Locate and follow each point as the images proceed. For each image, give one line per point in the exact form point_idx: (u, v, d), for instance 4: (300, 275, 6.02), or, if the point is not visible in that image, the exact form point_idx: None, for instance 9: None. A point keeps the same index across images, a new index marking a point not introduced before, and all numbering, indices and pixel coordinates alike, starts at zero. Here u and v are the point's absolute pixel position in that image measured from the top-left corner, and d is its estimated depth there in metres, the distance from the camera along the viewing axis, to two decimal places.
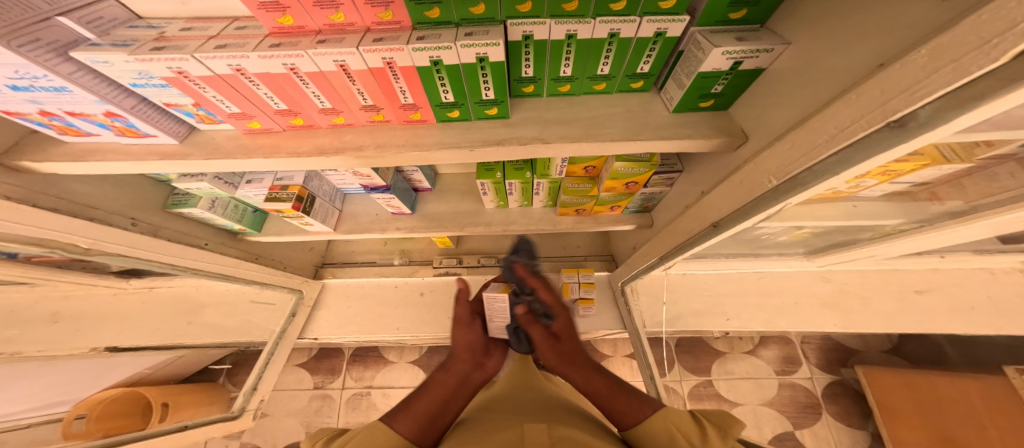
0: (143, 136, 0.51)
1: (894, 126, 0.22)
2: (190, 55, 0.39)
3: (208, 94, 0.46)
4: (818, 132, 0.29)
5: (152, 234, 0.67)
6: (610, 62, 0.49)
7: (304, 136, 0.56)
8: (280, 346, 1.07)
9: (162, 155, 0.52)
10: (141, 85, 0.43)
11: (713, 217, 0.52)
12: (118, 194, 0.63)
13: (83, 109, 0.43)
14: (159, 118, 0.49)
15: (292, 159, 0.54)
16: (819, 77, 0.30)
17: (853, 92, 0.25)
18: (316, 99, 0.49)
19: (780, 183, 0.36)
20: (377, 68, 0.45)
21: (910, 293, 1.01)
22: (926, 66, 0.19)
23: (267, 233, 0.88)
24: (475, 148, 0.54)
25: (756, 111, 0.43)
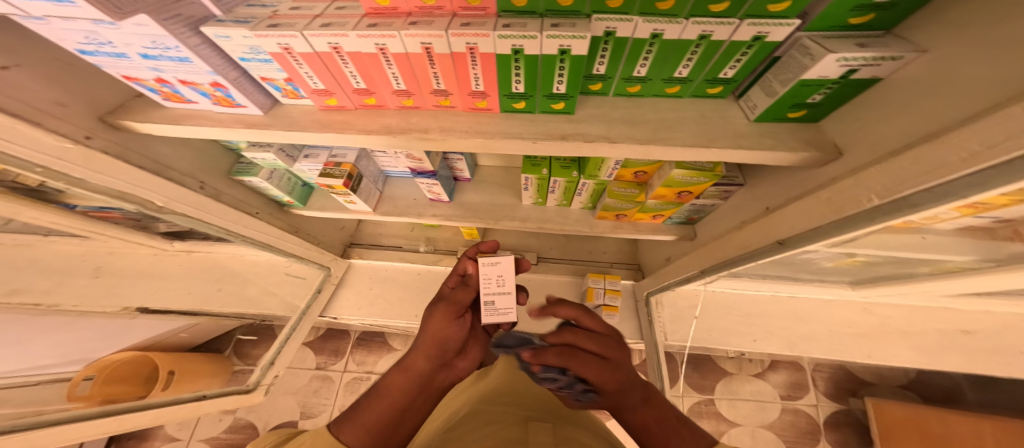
0: (236, 107, 0.53)
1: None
2: (299, 31, 0.42)
3: (302, 71, 0.48)
4: (952, 150, 0.27)
5: (215, 198, 0.70)
6: (691, 65, 0.48)
7: (373, 116, 0.56)
8: (303, 323, 1.11)
9: (248, 124, 0.54)
10: (248, 59, 0.47)
11: (778, 234, 0.51)
12: (193, 157, 0.66)
13: (194, 78, 0.46)
14: (252, 90, 0.52)
15: (360, 136, 0.55)
16: (973, 89, 0.28)
17: (1004, 111, 0.24)
18: (394, 80, 0.50)
19: (883, 203, 0.35)
20: (459, 54, 0.45)
21: (957, 334, 0.96)
22: None
23: (311, 208, 0.90)
24: (538, 141, 0.53)
25: (862, 125, 0.41)
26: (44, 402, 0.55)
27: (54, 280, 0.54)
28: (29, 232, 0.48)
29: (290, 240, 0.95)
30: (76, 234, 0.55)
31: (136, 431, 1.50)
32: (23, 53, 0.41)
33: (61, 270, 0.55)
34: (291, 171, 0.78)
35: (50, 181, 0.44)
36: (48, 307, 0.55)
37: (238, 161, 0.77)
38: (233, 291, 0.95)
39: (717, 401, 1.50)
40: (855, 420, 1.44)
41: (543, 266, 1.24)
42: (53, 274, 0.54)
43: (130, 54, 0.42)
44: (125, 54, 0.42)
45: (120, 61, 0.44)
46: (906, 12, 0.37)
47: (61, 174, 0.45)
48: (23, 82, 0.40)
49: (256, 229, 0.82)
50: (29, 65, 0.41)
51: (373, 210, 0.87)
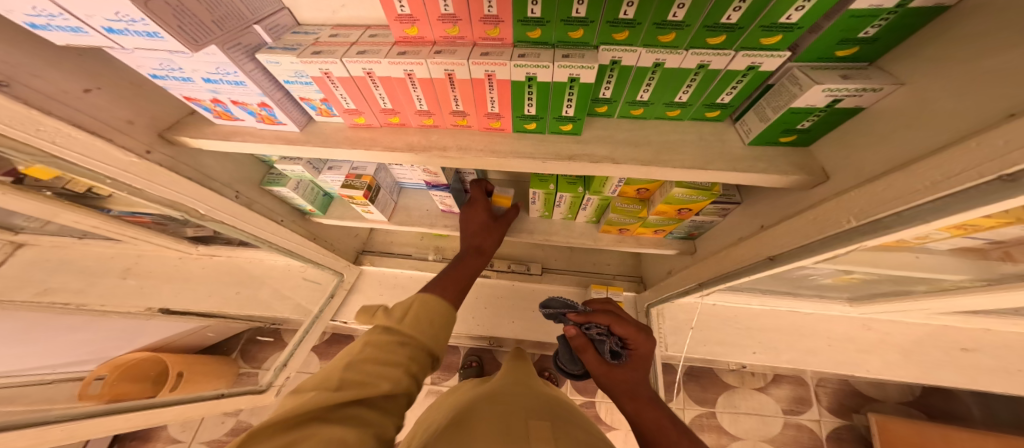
0: (276, 124, 0.59)
1: (1006, 181, 0.24)
2: (339, 58, 0.47)
3: (338, 93, 0.53)
4: (922, 178, 0.31)
5: (248, 206, 0.75)
6: (690, 91, 0.53)
7: (397, 133, 0.61)
8: (315, 326, 1.15)
9: (284, 140, 0.60)
10: (292, 82, 0.52)
11: (770, 250, 0.55)
12: (231, 169, 0.71)
13: (245, 99, 0.52)
14: (292, 109, 0.57)
15: (385, 152, 0.60)
16: (942, 123, 0.32)
17: (974, 140, 0.27)
18: (417, 102, 0.55)
19: (860, 225, 0.38)
20: (478, 79, 0.50)
21: (956, 350, 0.98)
22: None
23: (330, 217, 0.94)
24: (548, 160, 0.57)
25: (846, 151, 0.45)
26: (56, 400, 0.56)
27: (87, 280, 0.60)
28: (65, 235, 0.54)
29: (308, 246, 0.99)
30: (111, 238, 0.60)
31: (141, 432, 1.52)
32: (105, 78, 0.47)
33: (93, 271, 0.61)
34: (315, 182, 0.83)
35: (109, 189, 0.49)
36: (75, 306, 0.59)
37: (268, 171, 0.83)
38: (248, 295, 0.98)
39: (719, 414, 1.49)
40: (860, 438, 1.42)
41: (547, 276, 1.28)
42: (78, 274, 0.59)
43: (194, 78, 0.48)
44: (190, 78, 0.48)
45: (184, 84, 0.50)
46: (884, 48, 0.42)
47: (123, 184, 0.50)
48: (101, 102, 0.46)
49: (279, 235, 0.86)
50: (108, 88, 0.48)
51: (388, 220, 0.91)
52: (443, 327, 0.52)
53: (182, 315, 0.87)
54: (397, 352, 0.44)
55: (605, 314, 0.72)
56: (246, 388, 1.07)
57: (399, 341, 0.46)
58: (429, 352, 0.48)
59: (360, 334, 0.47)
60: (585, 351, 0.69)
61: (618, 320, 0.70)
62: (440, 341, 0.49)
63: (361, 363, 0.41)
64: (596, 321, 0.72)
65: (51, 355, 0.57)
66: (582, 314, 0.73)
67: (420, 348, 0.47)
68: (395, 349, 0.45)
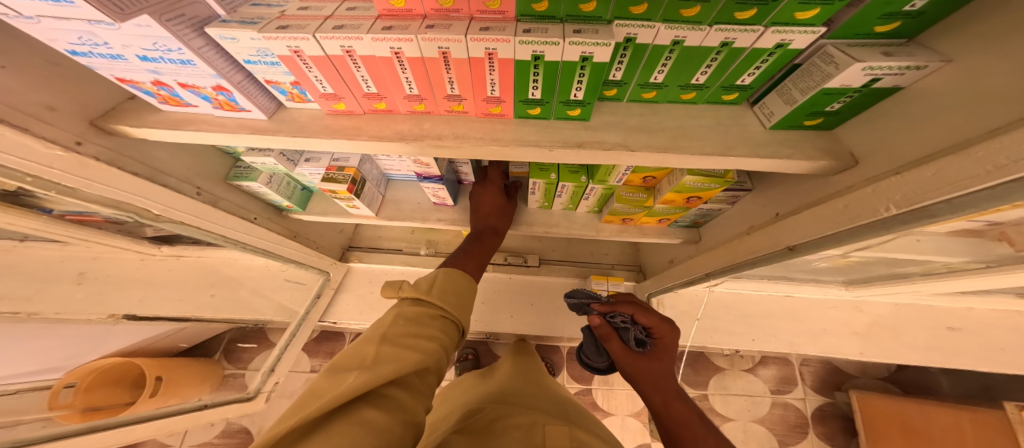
0: (239, 111, 0.51)
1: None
2: (311, 34, 0.39)
3: (312, 75, 0.45)
4: (976, 163, 0.27)
5: (213, 204, 0.67)
6: (709, 72, 0.48)
7: (383, 121, 0.54)
8: (303, 328, 1.09)
9: (253, 129, 0.52)
10: (254, 61, 0.44)
11: (789, 241, 0.53)
12: (190, 161, 0.63)
13: (196, 82, 0.44)
14: (256, 93, 0.50)
15: (372, 142, 0.52)
16: (991, 103, 0.28)
17: None
18: (406, 85, 0.47)
19: (900, 213, 0.35)
20: (476, 59, 0.43)
21: (942, 330, 1.01)
22: None
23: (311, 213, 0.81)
24: (556, 149, 0.52)
25: (880, 134, 0.42)
26: (24, 411, 0.53)
27: (36, 287, 0.50)
28: (6, 238, 0.43)
29: (289, 245, 0.91)
30: (55, 240, 0.49)
31: None
32: (13, 56, 0.38)
33: (43, 276, 0.50)
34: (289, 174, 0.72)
35: (34, 189, 0.41)
36: (27, 315, 0.50)
37: (235, 164, 0.75)
38: (225, 297, 0.91)
39: (710, 396, 1.53)
40: (841, 412, 1.49)
41: (545, 268, 1.25)
42: (34, 280, 0.49)
43: (126, 56, 0.39)
44: (121, 55, 0.39)
45: (115, 63, 0.41)
46: (927, 23, 0.38)
47: (51, 183, 0.42)
48: (10, 84, 0.37)
49: (253, 235, 0.78)
50: (16, 67, 0.38)
51: (377, 215, 0.83)
52: (468, 298, 0.55)
53: (157, 320, 0.80)
54: (430, 325, 0.46)
55: (629, 304, 0.70)
56: (233, 397, 1.01)
57: (430, 314, 0.48)
58: (455, 324, 0.50)
59: (388, 308, 0.47)
60: (610, 340, 0.69)
61: (643, 310, 0.68)
62: (465, 313, 0.52)
63: (400, 335, 0.42)
64: (622, 311, 0.70)
65: (15, 365, 0.52)
66: (605, 305, 0.71)
67: (449, 320, 0.49)
68: (429, 322, 0.46)
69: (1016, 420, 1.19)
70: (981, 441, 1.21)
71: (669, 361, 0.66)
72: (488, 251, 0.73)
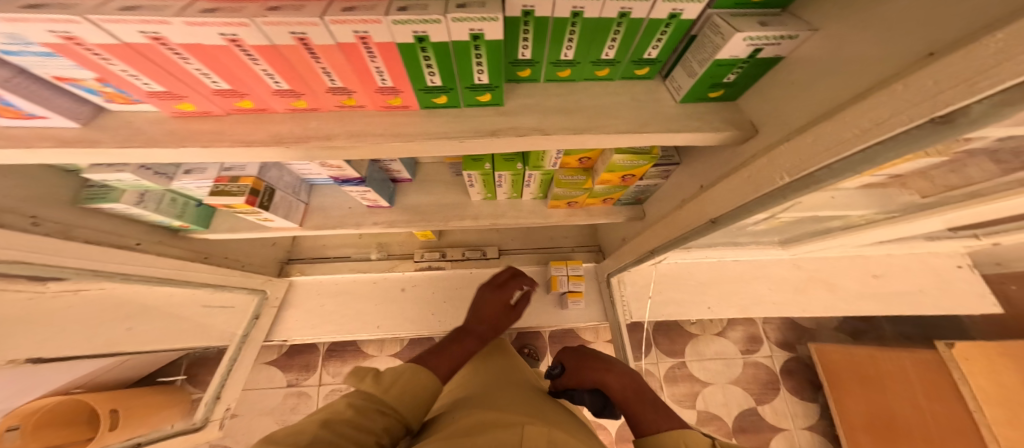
0: (27, 117, 0.37)
1: (939, 124, 0.21)
2: (81, 16, 0.26)
3: (117, 69, 0.33)
4: (848, 126, 0.28)
5: (63, 234, 0.51)
6: (616, 46, 0.46)
7: (256, 124, 0.42)
8: (244, 350, 0.99)
9: (59, 142, 0.38)
10: (17, 52, 0.31)
11: (712, 214, 0.54)
12: (13, 185, 0.46)
13: None
14: (47, 95, 0.36)
15: (235, 149, 0.41)
16: (856, 68, 0.29)
17: (896, 84, 0.24)
18: (269, 80, 0.37)
19: (794, 181, 0.36)
20: (348, 44, 0.35)
21: (869, 277, 1.14)
22: (994, 56, 0.17)
23: (216, 230, 0.71)
24: (466, 139, 0.47)
25: (771, 102, 0.42)
26: None
27: None
28: None
29: (198, 269, 0.78)
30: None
31: None
32: None
33: None
34: (173, 190, 0.59)
35: None
36: None
37: (87, 183, 0.58)
38: None
39: (688, 363, 1.61)
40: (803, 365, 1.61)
41: (505, 259, 1.23)
42: None
43: None
44: None
45: None
46: None
47: None
48: None
49: (141, 265, 0.64)
50: None
51: (301, 225, 0.75)
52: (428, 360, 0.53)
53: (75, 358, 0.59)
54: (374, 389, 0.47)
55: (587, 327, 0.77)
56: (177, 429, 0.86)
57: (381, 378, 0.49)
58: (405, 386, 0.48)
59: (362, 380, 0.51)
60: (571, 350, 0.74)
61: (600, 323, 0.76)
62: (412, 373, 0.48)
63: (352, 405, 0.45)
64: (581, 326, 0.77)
65: None
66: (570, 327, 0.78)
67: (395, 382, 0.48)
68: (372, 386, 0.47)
69: (948, 357, 1.20)
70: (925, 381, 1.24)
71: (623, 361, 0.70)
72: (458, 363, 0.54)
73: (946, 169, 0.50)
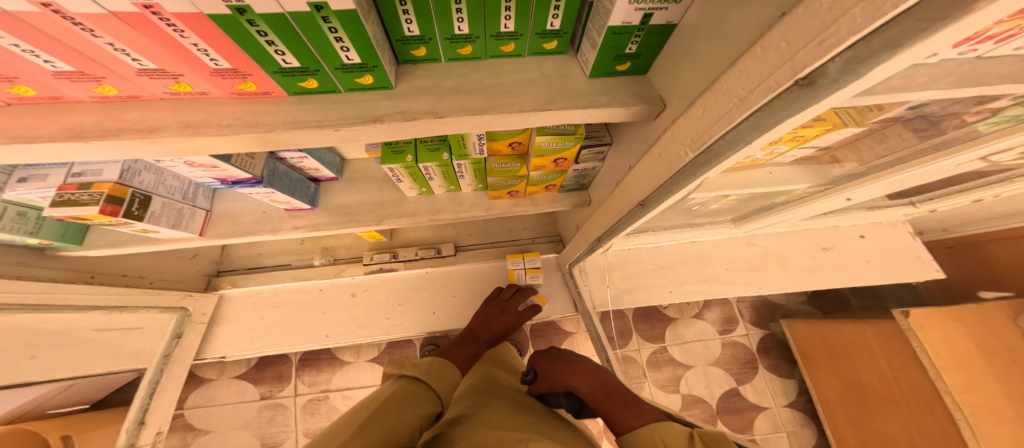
0: None
1: (804, 86, 0.21)
2: None
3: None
4: (725, 97, 0.27)
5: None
6: (512, 16, 0.41)
7: (48, 114, 0.33)
8: (169, 371, 0.88)
9: None
10: None
11: (640, 196, 0.50)
12: None
13: None
14: None
15: (21, 146, 0.31)
16: (728, 33, 0.27)
17: (756, 47, 0.22)
18: (34, 57, 0.28)
19: (697, 156, 0.34)
20: (128, 14, 0.26)
21: (819, 251, 1.15)
22: (832, 7, 0.16)
23: (92, 247, 0.61)
24: (343, 128, 0.41)
25: (672, 74, 0.38)
26: None
27: None
28: None
29: (83, 288, 0.68)
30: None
31: None
32: None
33: None
34: (13, 200, 0.50)
35: None
36: None
37: None
38: None
39: (669, 348, 1.61)
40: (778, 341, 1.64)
41: (462, 256, 1.17)
42: None
43: None
44: None
45: None
46: None
47: None
48: None
49: (5, 289, 0.54)
50: None
51: (201, 235, 0.67)
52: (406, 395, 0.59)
53: None
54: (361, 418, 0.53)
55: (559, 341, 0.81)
56: None
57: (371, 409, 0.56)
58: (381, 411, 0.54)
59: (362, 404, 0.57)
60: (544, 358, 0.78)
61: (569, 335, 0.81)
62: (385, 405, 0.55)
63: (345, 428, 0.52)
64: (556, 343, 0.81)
65: None
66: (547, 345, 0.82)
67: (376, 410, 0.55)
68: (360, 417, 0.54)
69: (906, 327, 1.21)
70: (889, 354, 1.24)
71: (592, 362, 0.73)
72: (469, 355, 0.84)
73: (864, 129, 0.49)
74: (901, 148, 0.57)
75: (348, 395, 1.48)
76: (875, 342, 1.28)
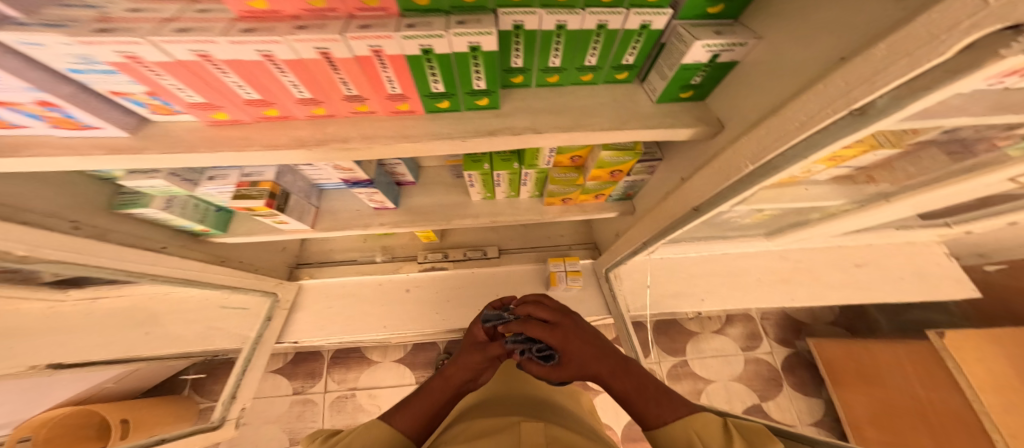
0: (85, 129, 0.40)
1: (857, 114, 0.30)
2: (144, 38, 0.31)
3: (166, 83, 0.37)
4: (789, 120, 0.37)
5: (99, 238, 0.54)
6: (597, 53, 0.52)
7: (279, 129, 0.49)
8: (258, 353, 1.01)
9: (112, 150, 0.42)
10: (81, 70, 0.34)
11: (695, 202, 0.60)
12: (57, 194, 0.50)
13: (5, 96, 0.32)
14: (103, 106, 0.39)
15: (267, 152, 0.47)
16: (791, 71, 0.37)
17: (821, 83, 0.32)
18: (294, 89, 0.43)
19: (756, 167, 0.44)
20: (364, 57, 0.41)
21: (853, 266, 1.20)
22: (884, 59, 0.25)
23: (233, 234, 0.76)
24: (468, 138, 0.53)
25: (733, 101, 0.49)
26: None
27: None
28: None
29: (216, 271, 0.83)
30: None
31: None
32: None
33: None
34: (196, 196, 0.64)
35: None
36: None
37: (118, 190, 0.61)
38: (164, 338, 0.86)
39: (689, 361, 1.63)
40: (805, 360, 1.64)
41: (506, 258, 1.27)
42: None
43: None
44: None
45: None
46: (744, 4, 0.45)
47: None
48: None
49: (169, 266, 0.69)
50: None
51: (313, 227, 0.80)
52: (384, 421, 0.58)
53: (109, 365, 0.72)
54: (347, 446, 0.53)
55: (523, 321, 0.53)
56: (195, 427, 0.88)
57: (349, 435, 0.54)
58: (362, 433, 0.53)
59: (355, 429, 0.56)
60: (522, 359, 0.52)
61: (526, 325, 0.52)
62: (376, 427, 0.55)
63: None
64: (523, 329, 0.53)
65: None
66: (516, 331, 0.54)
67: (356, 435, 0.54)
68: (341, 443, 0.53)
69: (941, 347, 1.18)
70: (921, 372, 1.25)
71: (585, 341, 0.50)
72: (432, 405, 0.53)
73: (898, 150, 0.57)
74: (935, 169, 0.63)
75: (374, 393, 1.57)
76: (907, 359, 1.30)
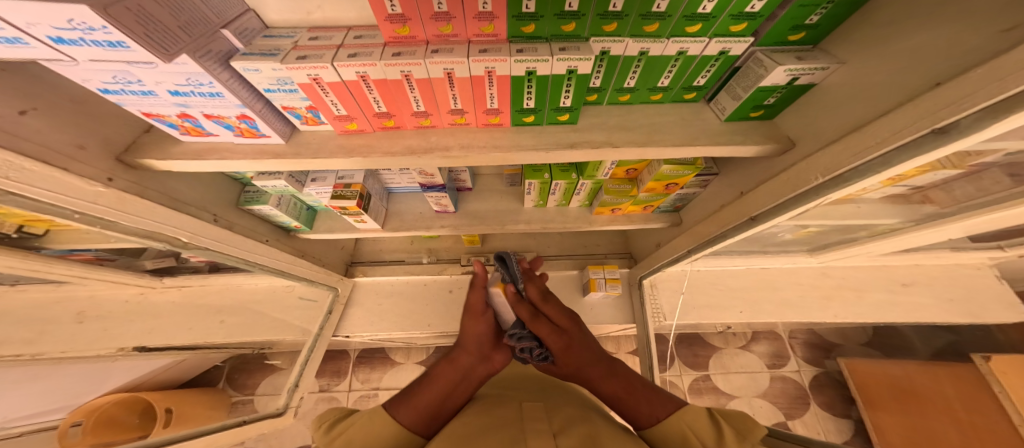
0: (259, 137, 0.51)
1: (936, 133, 0.33)
2: (330, 63, 0.41)
3: (328, 99, 0.47)
4: (869, 136, 0.40)
5: (228, 227, 0.66)
6: (672, 75, 0.56)
7: (394, 137, 0.56)
8: (319, 342, 1.07)
9: (274, 155, 0.53)
10: (273, 90, 0.45)
11: (752, 211, 0.63)
12: (203, 189, 0.62)
13: (221, 112, 0.44)
14: (274, 119, 0.50)
15: (385, 158, 0.55)
16: (881, 93, 0.40)
17: (911, 104, 0.35)
18: (415, 104, 0.51)
19: (825, 180, 0.47)
20: (477, 76, 0.48)
21: (898, 286, 1.18)
22: (978, 83, 0.29)
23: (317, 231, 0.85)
24: (552, 151, 0.59)
25: (807, 120, 0.53)
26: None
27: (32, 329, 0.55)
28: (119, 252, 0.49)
29: (300, 265, 0.92)
30: (50, 280, 0.57)
31: None
32: (41, 99, 0.37)
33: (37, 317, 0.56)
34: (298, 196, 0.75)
35: (82, 224, 0.42)
36: (34, 355, 0.56)
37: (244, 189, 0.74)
38: (235, 324, 0.94)
39: (712, 376, 1.61)
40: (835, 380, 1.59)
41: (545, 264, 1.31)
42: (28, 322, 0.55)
43: (157, 91, 0.39)
44: (152, 91, 0.39)
45: (146, 98, 0.41)
46: (826, 31, 0.50)
47: (96, 219, 0.43)
48: (40, 128, 0.36)
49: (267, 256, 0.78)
50: (46, 110, 0.37)
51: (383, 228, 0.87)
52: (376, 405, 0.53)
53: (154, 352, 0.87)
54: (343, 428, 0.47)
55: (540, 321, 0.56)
56: (264, 412, 0.97)
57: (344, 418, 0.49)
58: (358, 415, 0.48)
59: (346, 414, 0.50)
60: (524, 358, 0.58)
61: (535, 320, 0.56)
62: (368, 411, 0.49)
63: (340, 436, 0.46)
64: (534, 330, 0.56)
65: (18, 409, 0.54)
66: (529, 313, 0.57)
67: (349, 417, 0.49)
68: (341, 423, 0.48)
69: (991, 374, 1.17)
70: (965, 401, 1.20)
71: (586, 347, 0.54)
72: (451, 398, 0.48)
73: (959, 171, 0.59)
74: (994, 191, 0.65)
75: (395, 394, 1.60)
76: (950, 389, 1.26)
